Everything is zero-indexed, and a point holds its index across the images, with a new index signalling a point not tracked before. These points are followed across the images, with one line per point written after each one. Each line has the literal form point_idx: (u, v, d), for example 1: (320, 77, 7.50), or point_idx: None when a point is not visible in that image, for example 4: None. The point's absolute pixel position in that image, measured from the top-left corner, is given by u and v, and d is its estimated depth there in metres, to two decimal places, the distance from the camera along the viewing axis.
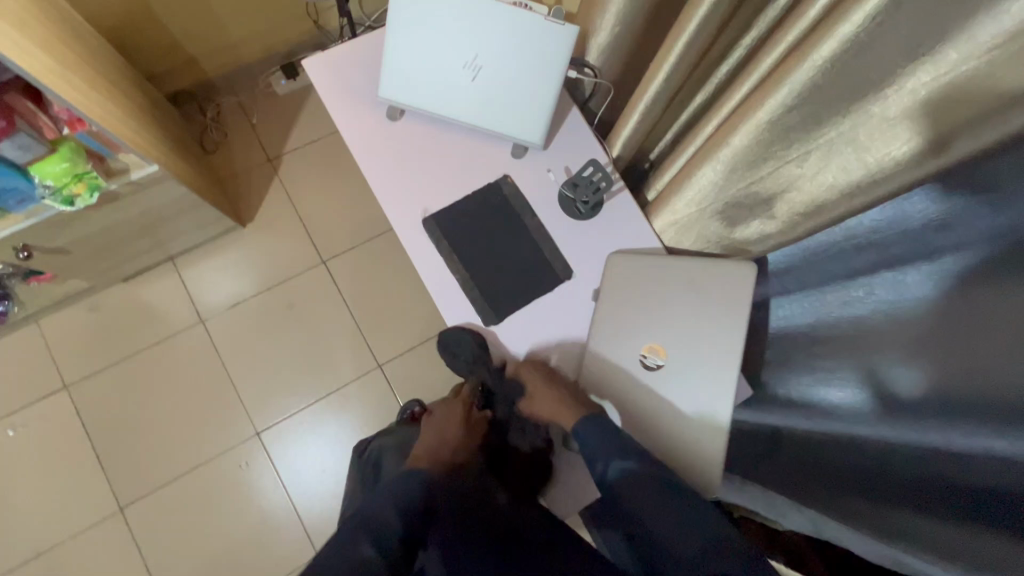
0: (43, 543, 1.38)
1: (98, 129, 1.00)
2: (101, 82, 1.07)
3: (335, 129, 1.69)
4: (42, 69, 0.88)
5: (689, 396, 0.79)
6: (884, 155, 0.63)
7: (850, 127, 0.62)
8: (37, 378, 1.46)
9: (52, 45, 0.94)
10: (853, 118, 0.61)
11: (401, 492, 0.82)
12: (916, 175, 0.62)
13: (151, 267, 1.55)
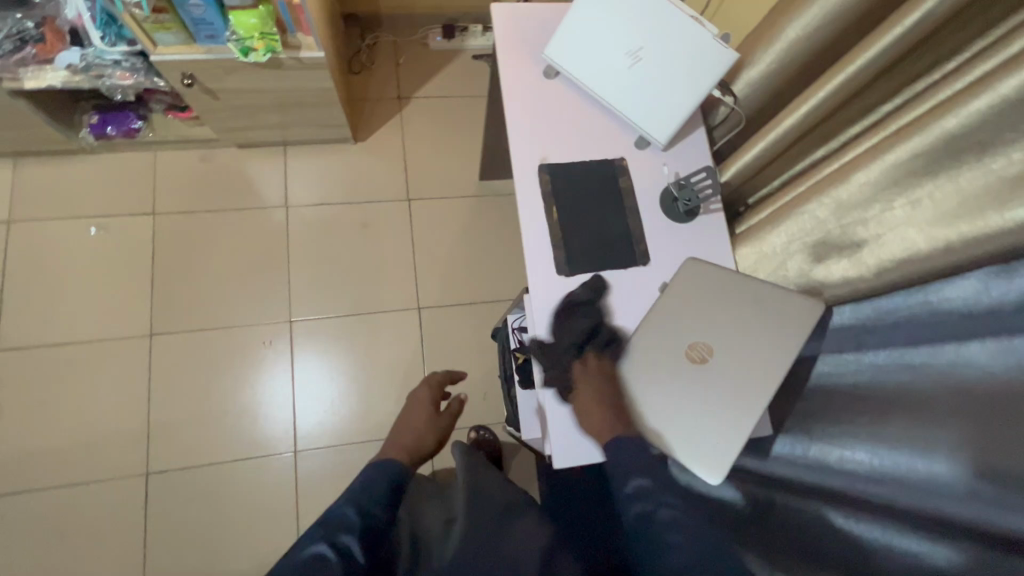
0: (78, 334, 1.50)
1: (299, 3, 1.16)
2: None
3: (464, 93, 1.84)
4: None
5: (694, 434, 0.81)
6: (981, 222, 0.64)
7: (963, 181, 0.65)
8: (134, 195, 1.61)
9: None
10: (966, 175, 0.65)
11: (380, 475, 0.92)
12: (1006, 246, 0.63)
13: (265, 145, 1.70)
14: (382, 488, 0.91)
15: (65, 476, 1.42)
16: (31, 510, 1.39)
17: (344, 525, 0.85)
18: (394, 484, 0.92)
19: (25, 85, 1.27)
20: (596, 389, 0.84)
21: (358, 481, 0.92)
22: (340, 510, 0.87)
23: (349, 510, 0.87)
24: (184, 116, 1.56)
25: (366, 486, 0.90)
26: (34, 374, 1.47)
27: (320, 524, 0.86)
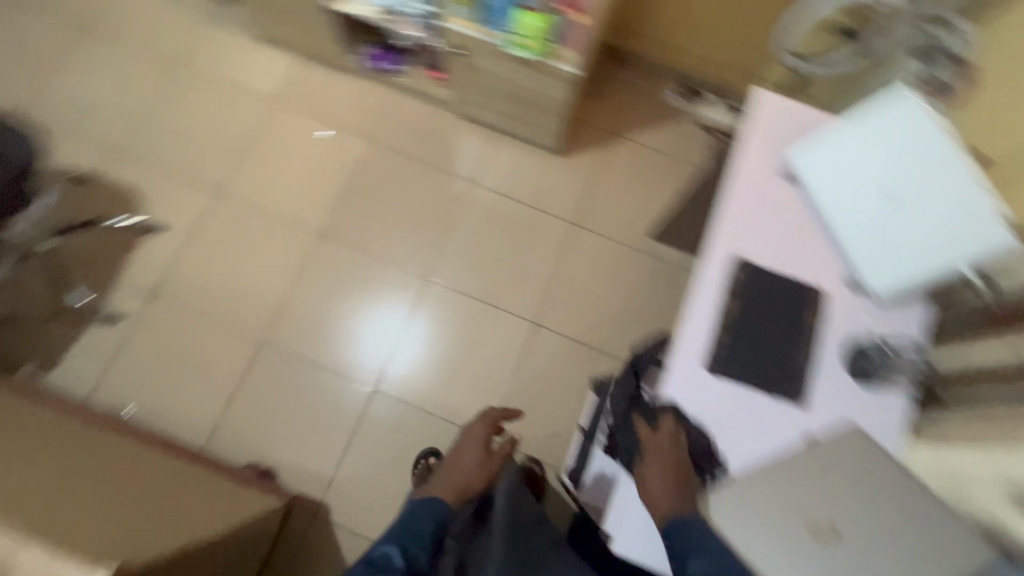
0: (272, 207, 1.75)
1: None
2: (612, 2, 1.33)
3: (674, 153, 1.84)
4: None
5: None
6: None
7: None
8: (364, 120, 1.83)
9: None
10: None
11: (424, 515, 0.98)
12: None
13: (482, 124, 1.84)
14: (425, 526, 0.97)
15: (207, 311, 1.65)
16: (172, 326, 1.63)
17: (388, 565, 0.91)
18: (437, 523, 0.98)
19: (338, 6, 1.51)
20: (655, 464, 0.87)
21: (402, 521, 0.98)
22: (383, 550, 0.93)
23: (392, 549, 0.93)
24: (437, 75, 1.75)
25: (410, 526, 0.97)
26: (226, 224, 1.73)
27: (364, 560, 0.92)
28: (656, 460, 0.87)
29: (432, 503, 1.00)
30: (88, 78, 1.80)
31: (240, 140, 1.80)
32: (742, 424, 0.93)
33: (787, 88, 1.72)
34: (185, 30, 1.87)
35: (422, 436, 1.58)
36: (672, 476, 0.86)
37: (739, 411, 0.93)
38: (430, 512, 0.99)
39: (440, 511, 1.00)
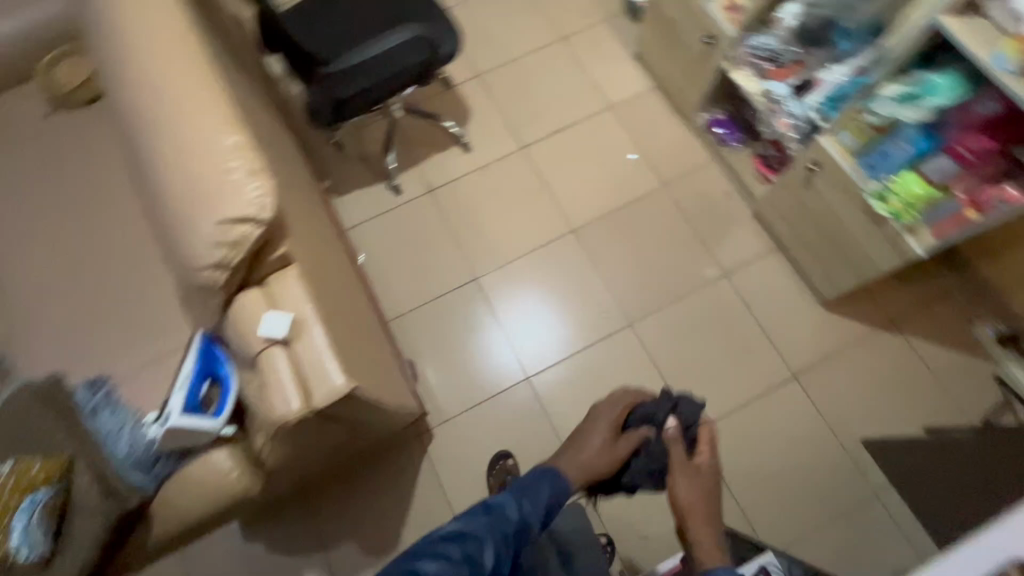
0: (553, 185, 1.92)
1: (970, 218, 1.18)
2: None
3: (942, 385, 1.62)
4: None
5: None
6: None
7: None
8: (670, 166, 1.90)
9: None
10: None
11: (548, 482, 0.87)
12: None
13: (768, 233, 1.80)
14: (546, 500, 0.85)
15: (455, 228, 1.88)
16: (427, 224, 1.88)
17: (501, 516, 0.79)
18: (555, 500, 0.87)
19: (731, 71, 1.54)
20: (681, 487, 0.95)
21: (524, 478, 0.87)
22: (499, 500, 0.82)
23: (508, 505, 0.81)
24: (764, 170, 1.77)
25: (530, 485, 0.86)
26: (514, 177, 1.93)
27: (483, 504, 0.81)
28: (683, 483, 0.96)
29: (550, 481, 0.88)
30: (497, 18, 2.14)
31: (567, 123, 2.00)
32: None
33: None
34: (584, 24, 2.14)
35: (536, 443, 1.63)
36: (696, 518, 0.92)
37: None
38: (552, 488, 0.87)
39: (560, 492, 0.88)
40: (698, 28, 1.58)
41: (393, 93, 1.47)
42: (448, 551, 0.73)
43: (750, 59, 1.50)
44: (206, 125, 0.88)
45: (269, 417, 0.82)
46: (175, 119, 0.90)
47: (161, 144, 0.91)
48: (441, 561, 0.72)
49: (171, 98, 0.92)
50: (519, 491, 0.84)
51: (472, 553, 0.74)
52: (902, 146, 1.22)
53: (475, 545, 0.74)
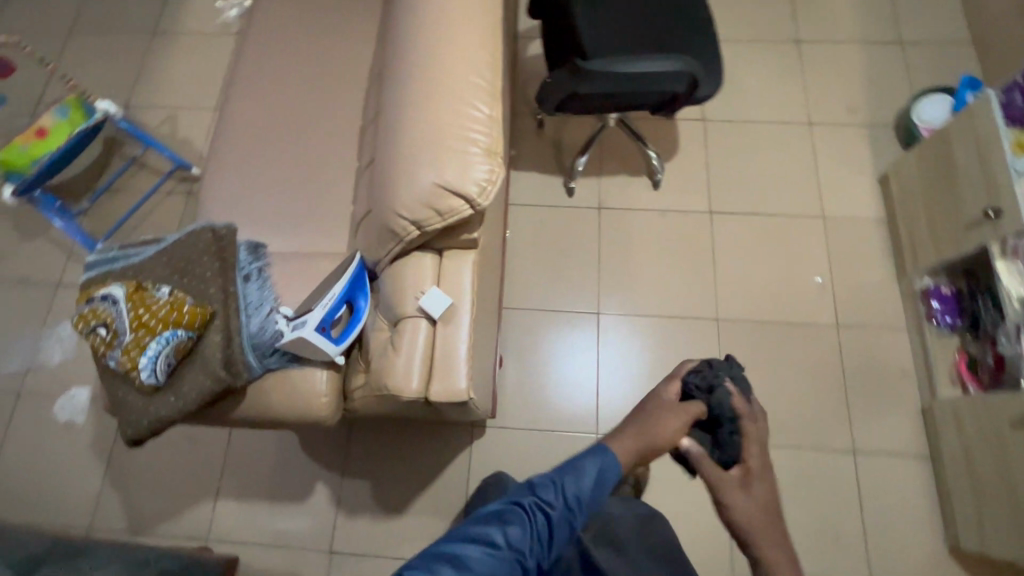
0: (720, 264, 1.76)
1: None
2: None
3: None
4: None
5: None
6: None
7: None
8: (855, 312, 1.67)
9: None
10: None
11: (595, 463, 0.81)
12: None
13: (926, 437, 1.54)
14: (594, 486, 0.80)
15: (604, 255, 1.80)
16: (579, 237, 1.82)
17: (541, 499, 0.77)
18: (603, 483, 0.81)
19: (997, 261, 1.31)
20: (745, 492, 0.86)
21: (569, 459, 0.82)
22: (542, 481, 0.79)
23: (551, 490, 0.78)
24: (966, 375, 1.46)
25: (576, 467, 0.81)
26: (686, 236, 1.80)
27: (529, 484, 0.80)
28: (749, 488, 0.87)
29: (592, 466, 0.81)
30: (753, 77, 2.00)
31: (769, 211, 1.81)
32: None
33: None
34: (841, 120, 1.92)
35: None
36: (763, 524, 0.83)
37: None
38: (598, 471, 0.81)
39: (607, 474, 0.81)
40: (984, 194, 1.34)
41: (637, 104, 1.40)
42: (492, 537, 0.73)
43: None
44: (467, 83, 0.84)
45: (384, 377, 0.81)
46: (439, 55, 0.87)
47: (415, 71, 0.89)
48: (484, 547, 0.72)
49: (445, 35, 0.88)
50: (559, 473, 0.80)
51: (518, 542, 0.73)
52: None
53: (516, 531, 0.74)
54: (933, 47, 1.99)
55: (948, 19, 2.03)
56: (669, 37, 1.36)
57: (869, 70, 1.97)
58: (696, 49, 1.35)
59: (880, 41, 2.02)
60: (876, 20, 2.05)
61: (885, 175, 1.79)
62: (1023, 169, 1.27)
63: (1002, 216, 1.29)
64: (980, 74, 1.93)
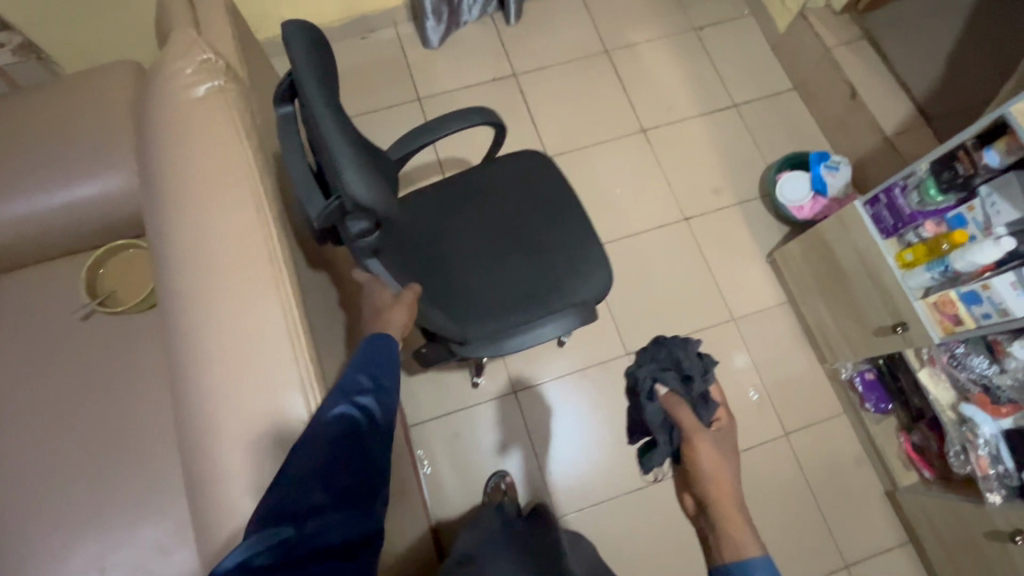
0: None
1: None
2: None
3: None
4: None
5: None
6: None
7: None
8: (797, 415, 1.63)
9: None
10: None
11: (376, 348, 0.82)
12: None
13: (901, 522, 1.54)
14: (383, 369, 0.81)
15: (537, 445, 1.60)
16: (509, 433, 1.60)
17: (350, 397, 0.76)
18: (391, 361, 0.83)
19: (917, 368, 1.30)
20: (702, 452, 0.91)
21: (359, 351, 0.82)
22: (346, 383, 0.77)
23: (362, 385, 0.78)
24: (919, 461, 1.47)
25: (371, 356, 0.82)
26: (617, 389, 1.65)
27: (335, 391, 0.77)
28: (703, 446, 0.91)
29: (383, 342, 0.83)
30: (615, 187, 1.88)
31: (682, 333, 1.71)
32: None
33: None
34: (713, 206, 1.86)
35: None
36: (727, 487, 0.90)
37: None
38: (382, 355, 0.82)
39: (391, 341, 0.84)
40: (888, 310, 1.32)
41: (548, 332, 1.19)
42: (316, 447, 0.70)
43: (946, 367, 1.24)
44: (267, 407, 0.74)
45: None
46: (222, 380, 0.74)
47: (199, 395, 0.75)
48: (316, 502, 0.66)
49: (221, 349, 0.75)
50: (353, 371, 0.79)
51: (357, 448, 0.73)
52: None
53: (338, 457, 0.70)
54: (765, 103, 1.99)
55: (767, 71, 2.04)
56: (529, 250, 1.17)
57: (719, 143, 1.93)
58: (562, 257, 1.17)
59: (718, 108, 1.99)
60: (706, 89, 2.02)
61: (774, 258, 1.75)
62: (914, 286, 1.24)
63: (909, 330, 1.27)
64: (813, 120, 1.97)
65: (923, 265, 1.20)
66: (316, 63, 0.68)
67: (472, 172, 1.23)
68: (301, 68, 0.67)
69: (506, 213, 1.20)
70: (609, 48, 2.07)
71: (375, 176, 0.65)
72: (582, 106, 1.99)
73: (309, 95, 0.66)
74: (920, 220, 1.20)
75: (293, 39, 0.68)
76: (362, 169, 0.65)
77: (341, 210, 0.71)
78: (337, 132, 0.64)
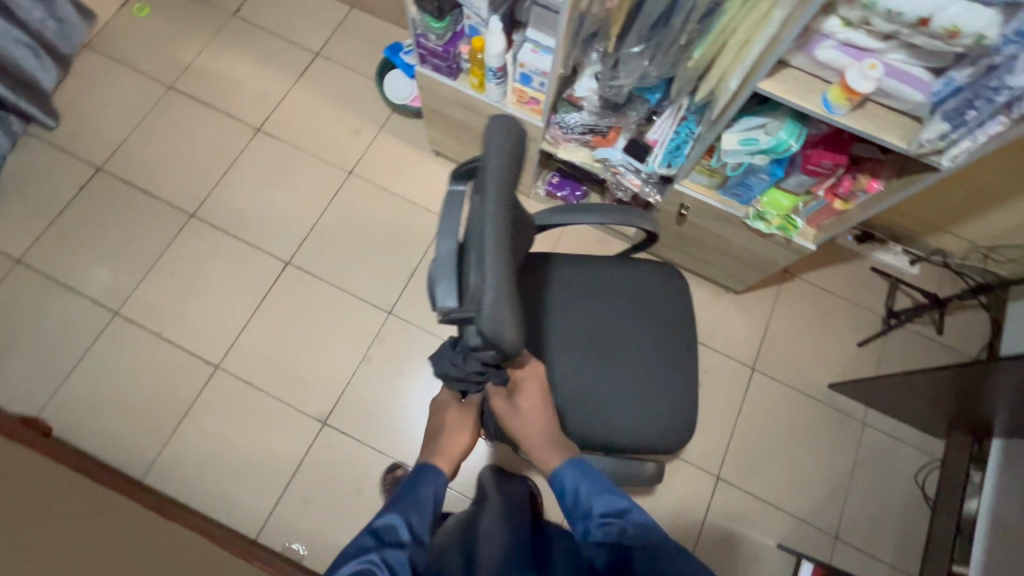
0: (443, 333, 1.68)
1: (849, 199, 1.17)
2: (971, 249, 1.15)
3: (848, 301, 1.76)
4: (905, 165, 1.07)
5: None
6: None
7: None
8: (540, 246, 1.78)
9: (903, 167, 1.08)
10: None
11: (427, 481, 0.89)
12: None
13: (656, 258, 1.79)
14: (421, 494, 0.86)
15: (377, 447, 1.58)
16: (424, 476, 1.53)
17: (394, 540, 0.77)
18: (437, 497, 0.88)
19: (556, 152, 1.46)
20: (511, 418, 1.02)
21: (402, 488, 0.88)
22: (390, 522, 0.80)
23: (408, 525, 0.80)
24: None
25: (412, 488, 0.87)
26: (402, 347, 1.67)
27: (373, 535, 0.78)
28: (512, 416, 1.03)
29: (425, 474, 0.90)
30: (271, 194, 1.80)
31: (416, 262, 1.75)
32: None
33: (990, 251, 1.65)
34: (362, 147, 1.87)
35: None
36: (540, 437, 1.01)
37: None
38: (426, 487, 0.88)
39: (438, 486, 0.89)
40: None
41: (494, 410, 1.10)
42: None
43: (566, 136, 1.41)
44: None
45: None
46: None
47: None
48: None
49: None
50: (402, 496, 0.86)
51: None
52: (766, 158, 1.12)
53: None
54: (338, 33, 1.99)
55: (319, 5, 2.02)
56: (625, 382, 1.11)
57: (327, 94, 1.92)
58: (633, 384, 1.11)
59: (304, 66, 1.95)
60: (281, 56, 1.96)
61: (435, 149, 1.83)
62: (497, 98, 1.36)
63: (526, 131, 1.42)
64: (384, 19, 2.02)
65: (485, 79, 1.33)
66: (513, 155, 0.64)
67: (620, 270, 1.17)
68: (490, 160, 0.62)
69: (631, 343, 1.13)
70: (170, 82, 1.91)
71: (509, 304, 0.59)
72: (187, 151, 1.84)
73: (488, 190, 0.61)
74: (455, 49, 1.31)
75: (496, 129, 0.65)
76: (505, 301, 0.60)
77: (472, 312, 0.68)
78: (497, 245, 0.59)
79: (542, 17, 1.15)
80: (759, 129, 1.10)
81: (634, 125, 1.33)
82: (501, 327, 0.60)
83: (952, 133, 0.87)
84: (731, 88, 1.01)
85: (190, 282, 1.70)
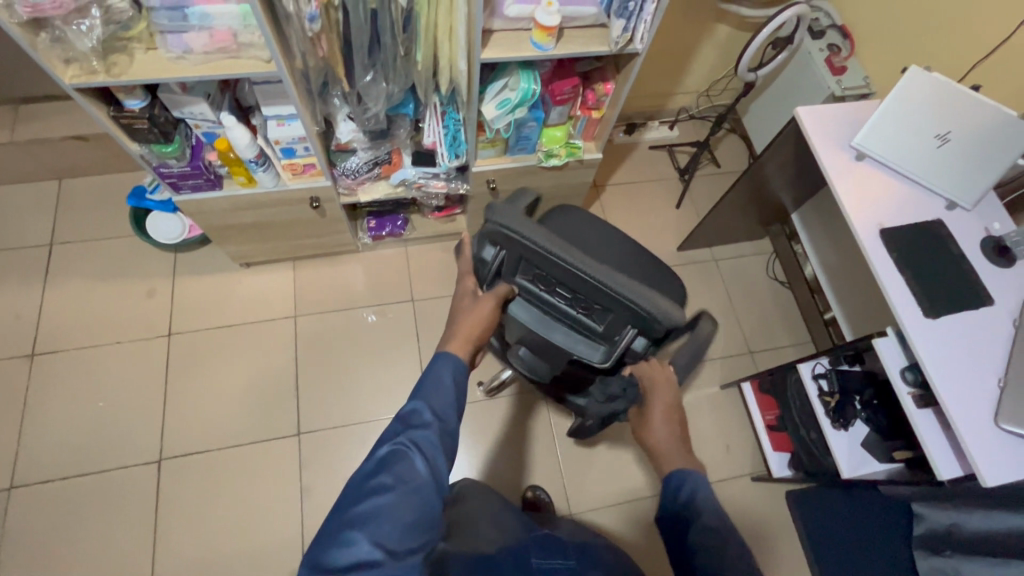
0: (361, 416, 1.61)
1: (601, 105, 1.37)
2: (777, 143, 1.45)
3: (649, 180, 2.06)
4: (620, 61, 1.29)
5: None
6: None
7: None
8: (398, 285, 1.77)
9: (619, 64, 1.30)
10: None
11: (403, 416, 0.79)
12: None
13: None
14: (409, 431, 0.77)
15: None
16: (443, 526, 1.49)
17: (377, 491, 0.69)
18: (423, 432, 0.77)
19: (360, 198, 1.48)
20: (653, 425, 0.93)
21: (391, 422, 0.79)
22: (399, 445, 0.74)
23: (420, 446, 0.75)
24: (450, 212, 1.73)
25: (397, 425, 0.78)
26: (332, 455, 1.56)
27: (356, 483, 0.71)
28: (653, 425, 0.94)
29: (443, 358, 0.88)
30: (93, 410, 1.54)
31: (293, 373, 1.64)
32: (968, 351, 1.01)
33: (709, 91, 2.06)
34: (166, 303, 1.68)
35: (640, 527, 1.53)
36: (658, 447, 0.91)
37: (962, 347, 1.01)
38: (407, 428, 0.77)
39: (456, 374, 0.86)
40: (296, 204, 1.42)
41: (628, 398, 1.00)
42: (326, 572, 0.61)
43: (359, 180, 1.44)
44: None
45: None
46: None
47: None
48: None
49: None
50: (386, 436, 0.76)
51: (375, 556, 0.63)
52: (524, 109, 1.26)
53: (359, 554, 0.63)
54: (63, 212, 1.74)
55: (20, 196, 1.74)
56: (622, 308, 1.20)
57: (89, 277, 1.68)
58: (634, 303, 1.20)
59: (42, 263, 1.68)
60: (8, 268, 1.66)
61: (243, 262, 1.71)
62: (274, 182, 1.33)
63: (320, 196, 1.41)
64: (106, 173, 1.81)
65: (251, 172, 1.28)
66: (533, 223, 0.72)
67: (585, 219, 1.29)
68: (540, 238, 0.71)
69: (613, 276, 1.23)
70: None
71: (662, 296, 0.71)
72: None
73: (567, 258, 0.70)
74: (204, 160, 1.24)
75: (513, 221, 0.72)
76: (658, 300, 0.72)
77: (621, 325, 0.80)
78: (613, 276, 0.70)
79: (269, 92, 1.15)
80: (502, 84, 1.23)
81: (410, 140, 1.40)
82: (668, 310, 0.71)
83: (629, 23, 1.08)
84: (464, 69, 1.13)
85: (59, 558, 1.40)
